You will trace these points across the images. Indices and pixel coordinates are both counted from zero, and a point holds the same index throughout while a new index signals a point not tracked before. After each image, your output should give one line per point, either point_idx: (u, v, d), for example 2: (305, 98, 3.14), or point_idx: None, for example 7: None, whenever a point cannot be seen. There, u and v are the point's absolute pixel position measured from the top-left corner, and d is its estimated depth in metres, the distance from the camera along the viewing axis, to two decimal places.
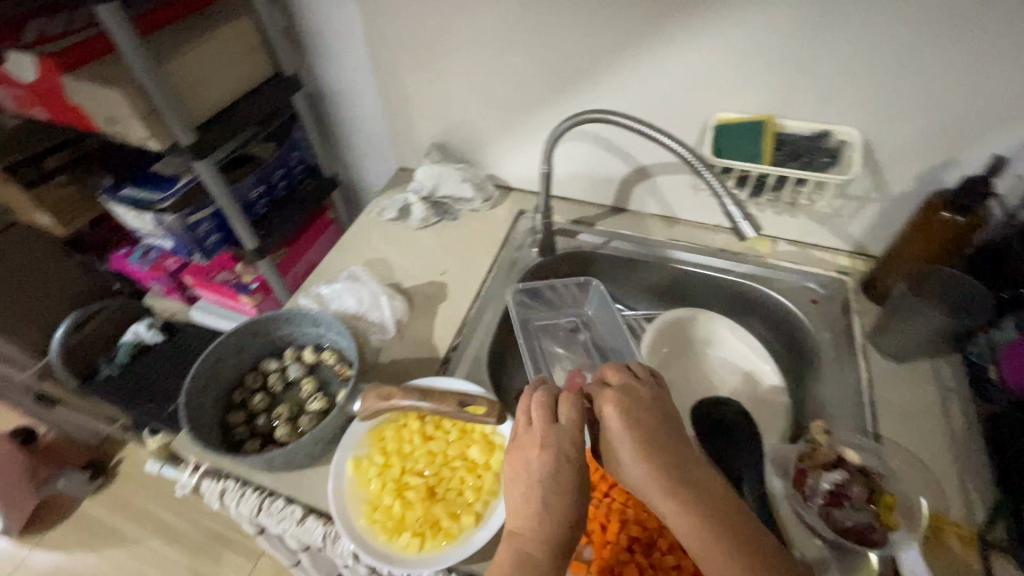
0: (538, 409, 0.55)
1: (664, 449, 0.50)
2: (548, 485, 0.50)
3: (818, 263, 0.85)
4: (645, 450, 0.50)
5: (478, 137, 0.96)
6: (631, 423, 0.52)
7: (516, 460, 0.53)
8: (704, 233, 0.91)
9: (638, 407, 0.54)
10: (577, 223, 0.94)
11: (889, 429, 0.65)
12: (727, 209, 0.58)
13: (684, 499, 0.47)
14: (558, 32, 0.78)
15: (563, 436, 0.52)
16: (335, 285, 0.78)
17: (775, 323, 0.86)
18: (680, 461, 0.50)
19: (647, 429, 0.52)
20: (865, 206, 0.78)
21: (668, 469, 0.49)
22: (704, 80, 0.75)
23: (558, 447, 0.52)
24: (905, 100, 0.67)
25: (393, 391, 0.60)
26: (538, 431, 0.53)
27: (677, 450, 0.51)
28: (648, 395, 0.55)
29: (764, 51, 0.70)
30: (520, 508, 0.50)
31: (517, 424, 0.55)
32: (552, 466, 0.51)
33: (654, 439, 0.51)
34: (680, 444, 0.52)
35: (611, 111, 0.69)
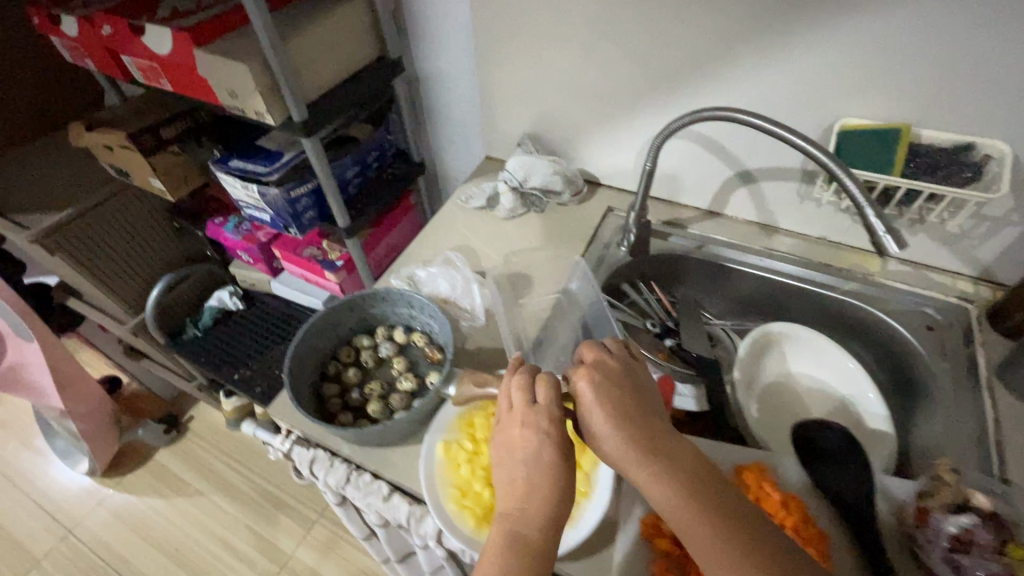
0: (516, 388, 0.52)
1: (640, 425, 0.48)
2: (533, 467, 0.48)
3: (935, 287, 0.78)
4: (620, 425, 0.47)
5: (572, 131, 0.94)
6: (605, 398, 0.49)
7: (499, 441, 0.51)
8: (806, 245, 0.86)
9: (612, 382, 0.50)
10: (667, 225, 0.92)
11: (1020, 476, 0.59)
12: (868, 220, 0.52)
13: (661, 476, 0.44)
14: (677, 23, 0.74)
15: (540, 417, 0.50)
16: (427, 269, 0.78)
17: (880, 346, 0.80)
18: (658, 437, 0.47)
19: (622, 403, 0.49)
20: (1002, 228, 0.71)
21: (643, 445, 0.46)
22: (833, 80, 0.70)
23: (539, 430, 0.49)
24: None
25: (488, 377, 0.60)
26: (518, 412, 0.50)
27: (651, 425, 0.48)
28: (622, 369, 0.52)
29: (910, 52, 0.64)
30: (507, 492, 0.48)
31: (498, 406, 0.52)
32: (534, 447, 0.48)
33: (627, 414, 0.48)
34: (654, 420, 0.49)
35: (739, 109, 0.62)
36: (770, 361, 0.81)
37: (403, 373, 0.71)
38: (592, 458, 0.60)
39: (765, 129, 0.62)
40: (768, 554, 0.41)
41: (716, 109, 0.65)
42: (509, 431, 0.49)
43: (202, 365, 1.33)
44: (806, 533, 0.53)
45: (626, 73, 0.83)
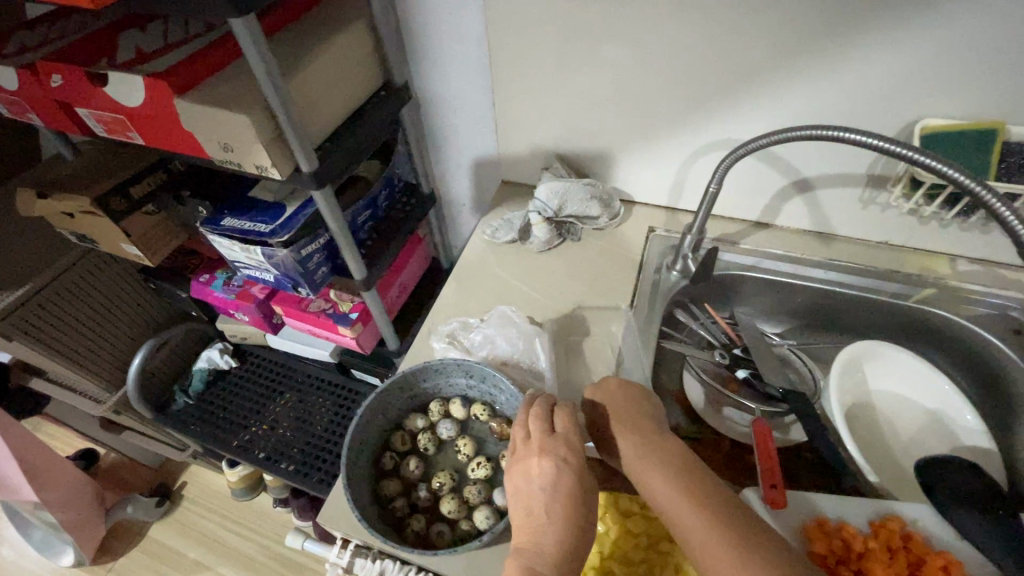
0: (534, 417, 0.55)
1: (649, 439, 0.52)
2: (550, 495, 0.48)
3: (1011, 285, 0.75)
4: (627, 436, 0.53)
5: (604, 148, 0.85)
6: (613, 416, 0.55)
7: (517, 470, 0.52)
8: (867, 251, 0.81)
9: (619, 400, 0.57)
10: (718, 242, 0.84)
11: None
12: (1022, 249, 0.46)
13: (667, 481, 0.48)
14: (737, 26, 0.66)
15: (558, 442, 0.52)
16: (481, 330, 0.68)
17: (960, 353, 0.76)
18: (663, 446, 0.51)
19: (629, 419, 0.54)
20: None
21: (648, 452, 0.51)
22: (917, 79, 0.63)
23: (557, 456, 0.50)
24: None
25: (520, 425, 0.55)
26: (535, 439, 0.53)
27: (658, 437, 0.52)
28: (629, 392, 0.58)
29: (1003, 46, 0.59)
30: (525, 521, 0.48)
31: (514, 435, 0.54)
32: (552, 474, 0.49)
33: (632, 427, 0.54)
34: (661, 432, 0.53)
35: (846, 125, 0.55)
36: (854, 383, 0.74)
37: (472, 457, 0.63)
38: None
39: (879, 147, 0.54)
40: (772, 550, 0.42)
41: (809, 127, 0.58)
42: (527, 457, 0.51)
43: (197, 437, 1.19)
44: None
45: (672, 84, 0.74)
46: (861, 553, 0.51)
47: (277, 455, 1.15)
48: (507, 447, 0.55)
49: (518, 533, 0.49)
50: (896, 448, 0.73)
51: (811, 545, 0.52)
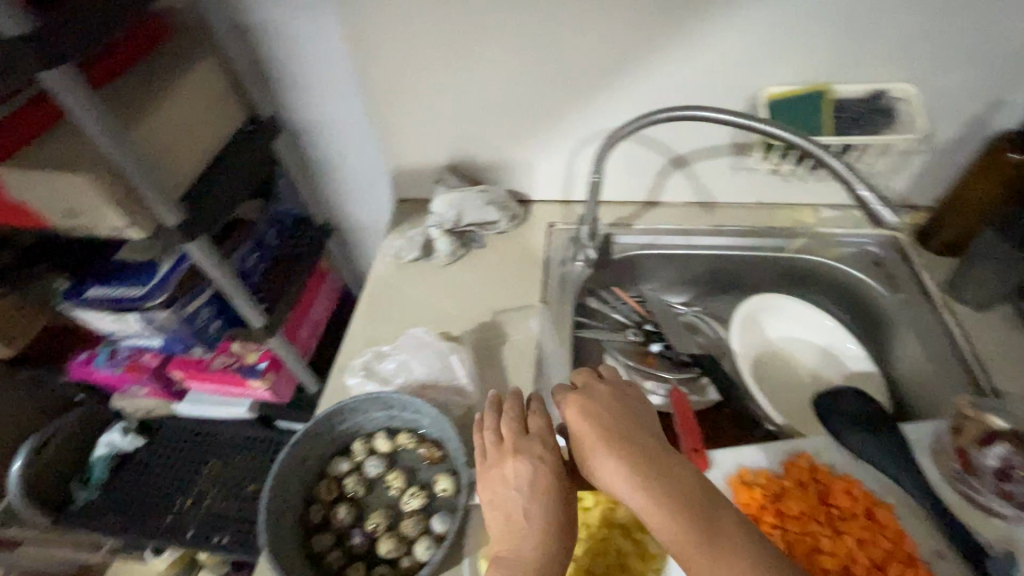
0: (506, 419, 0.54)
1: (632, 441, 0.48)
2: (526, 494, 0.48)
3: (866, 224, 0.84)
4: (612, 445, 0.48)
5: (493, 153, 0.85)
6: (595, 423, 0.50)
7: (491, 476, 0.51)
8: (745, 214, 0.87)
9: (600, 405, 0.52)
10: (615, 227, 0.88)
11: (1003, 382, 0.65)
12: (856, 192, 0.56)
13: (654, 492, 0.44)
14: (594, 20, 0.68)
15: (533, 442, 0.51)
16: (395, 357, 0.66)
17: (838, 292, 0.84)
18: (653, 457, 0.47)
19: (613, 426, 0.50)
20: (912, 159, 0.76)
21: (639, 466, 0.46)
22: (758, 51, 0.69)
23: (532, 456, 0.50)
24: (953, 50, 0.66)
25: (494, 430, 0.54)
26: (509, 441, 0.52)
27: (645, 445, 0.48)
28: (610, 395, 0.54)
29: (816, 17, 0.65)
30: (502, 529, 0.47)
31: (487, 440, 0.53)
32: (528, 474, 0.49)
33: (615, 436, 0.49)
34: (648, 439, 0.49)
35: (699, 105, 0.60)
36: (754, 335, 0.80)
37: (405, 490, 0.61)
38: None
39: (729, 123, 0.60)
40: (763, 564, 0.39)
41: (682, 107, 0.62)
42: (501, 461, 0.50)
43: (109, 533, 1.06)
44: (880, 516, 0.53)
45: (546, 80, 0.75)
46: (778, 494, 0.55)
47: (208, 530, 1.06)
48: (477, 456, 0.53)
49: (497, 543, 0.47)
50: (800, 387, 0.79)
51: (738, 498, 0.55)
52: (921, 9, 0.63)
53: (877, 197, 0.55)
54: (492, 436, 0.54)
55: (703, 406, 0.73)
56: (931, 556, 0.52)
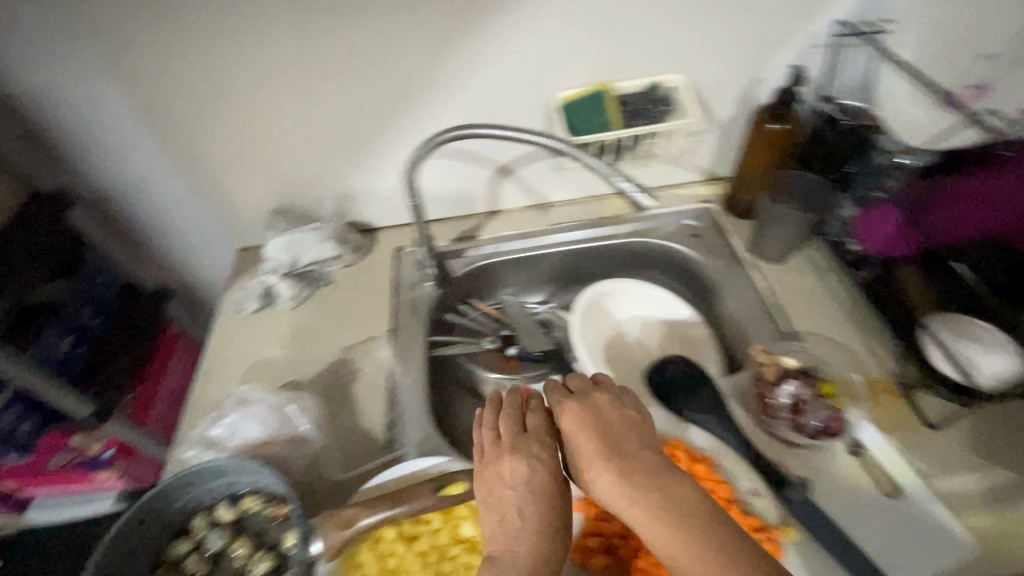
0: (502, 420, 0.56)
1: (631, 454, 0.49)
2: (523, 492, 0.49)
3: (683, 201, 0.91)
4: (611, 457, 0.49)
5: (321, 188, 0.84)
6: (591, 431, 0.52)
7: (487, 475, 0.52)
8: (578, 209, 0.93)
9: (599, 416, 0.53)
10: (460, 242, 0.89)
11: (800, 324, 0.74)
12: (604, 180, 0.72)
13: (654, 506, 0.44)
14: (380, 45, 0.69)
15: (530, 442, 0.53)
16: (222, 421, 0.63)
17: (669, 268, 0.91)
18: (657, 471, 0.47)
19: (611, 437, 0.51)
20: (703, 138, 0.85)
21: (637, 479, 0.47)
22: (541, 59, 0.73)
23: (530, 457, 0.52)
24: (705, 40, 0.73)
25: (485, 431, 0.55)
26: (506, 440, 0.53)
27: (647, 459, 0.49)
28: (607, 404, 0.55)
29: (581, 25, 0.70)
30: (496, 530, 0.48)
31: (484, 438, 0.54)
32: (524, 472, 0.50)
33: (616, 448, 0.50)
34: (649, 453, 0.50)
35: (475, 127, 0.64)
36: (603, 321, 0.84)
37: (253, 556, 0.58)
38: None
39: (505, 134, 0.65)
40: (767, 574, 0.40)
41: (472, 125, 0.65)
42: (498, 459, 0.51)
43: None
44: (699, 470, 0.58)
45: (351, 111, 0.75)
46: None
47: None
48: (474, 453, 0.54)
49: (490, 541, 0.48)
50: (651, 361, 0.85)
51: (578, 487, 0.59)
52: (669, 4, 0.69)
53: (633, 184, 0.74)
54: (489, 435, 0.56)
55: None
56: (749, 496, 0.58)
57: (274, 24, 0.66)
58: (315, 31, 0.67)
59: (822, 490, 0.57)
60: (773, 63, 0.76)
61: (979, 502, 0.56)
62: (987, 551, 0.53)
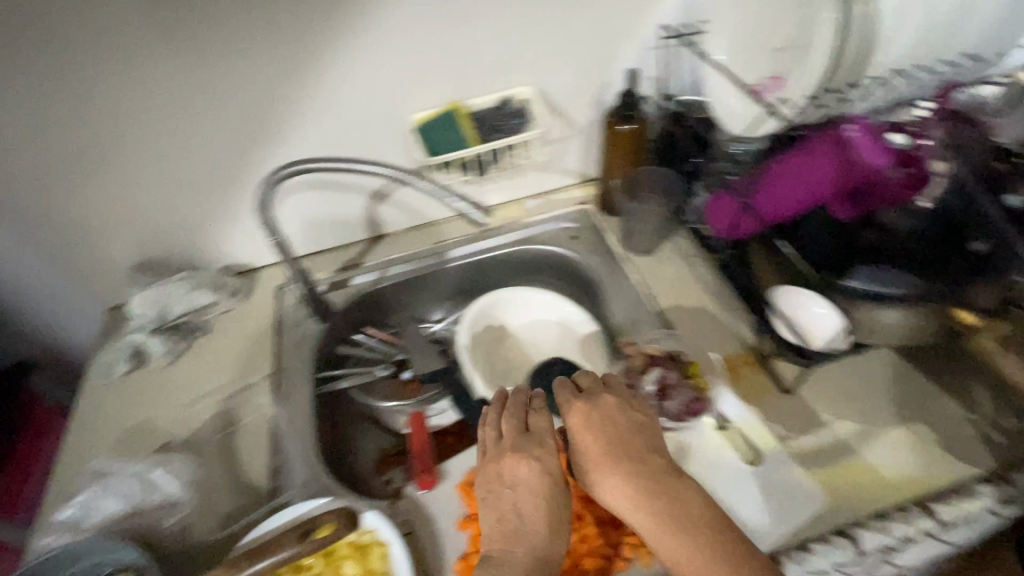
0: (505, 419, 0.57)
1: (639, 462, 0.52)
2: (524, 495, 0.51)
3: (562, 204, 0.94)
4: (619, 464, 0.51)
5: (185, 236, 0.80)
6: (599, 436, 0.53)
7: (488, 474, 0.53)
8: (461, 224, 0.94)
9: (607, 419, 0.54)
10: (345, 271, 0.88)
11: (672, 310, 0.77)
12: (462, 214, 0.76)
13: (661, 516, 0.49)
14: (217, 83, 0.67)
15: (532, 442, 0.54)
16: (79, 500, 0.60)
17: (556, 271, 0.93)
18: (663, 480, 0.51)
19: (619, 443, 0.53)
20: (568, 143, 0.88)
21: (646, 487, 0.50)
22: (390, 84, 0.73)
23: (531, 459, 0.53)
24: (546, 52, 0.76)
25: (487, 431, 0.56)
26: (510, 440, 0.54)
27: (652, 465, 0.52)
28: (617, 407, 0.55)
29: (421, 47, 0.71)
30: (496, 530, 0.51)
31: (488, 437, 0.56)
32: (525, 474, 0.52)
33: (621, 455, 0.52)
34: (653, 459, 0.52)
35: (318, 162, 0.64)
36: (492, 332, 0.87)
37: None
38: (381, 554, 0.55)
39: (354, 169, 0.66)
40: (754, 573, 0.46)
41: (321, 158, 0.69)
42: (500, 460, 0.53)
43: None
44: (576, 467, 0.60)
45: (201, 154, 0.73)
46: None
47: None
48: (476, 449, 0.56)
49: (489, 539, 0.51)
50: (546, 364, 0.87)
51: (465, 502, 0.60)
52: (504, 22, 0.71)
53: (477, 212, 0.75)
54: (492, 432, 0.57)
55: (445, 424, 0.78)
56: None
57: (94, 71, 0.63)
58: (141, 75, 0.64)
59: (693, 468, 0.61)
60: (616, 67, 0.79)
61: (828, 455, 0.62)
62: (834, 499, 0.58)
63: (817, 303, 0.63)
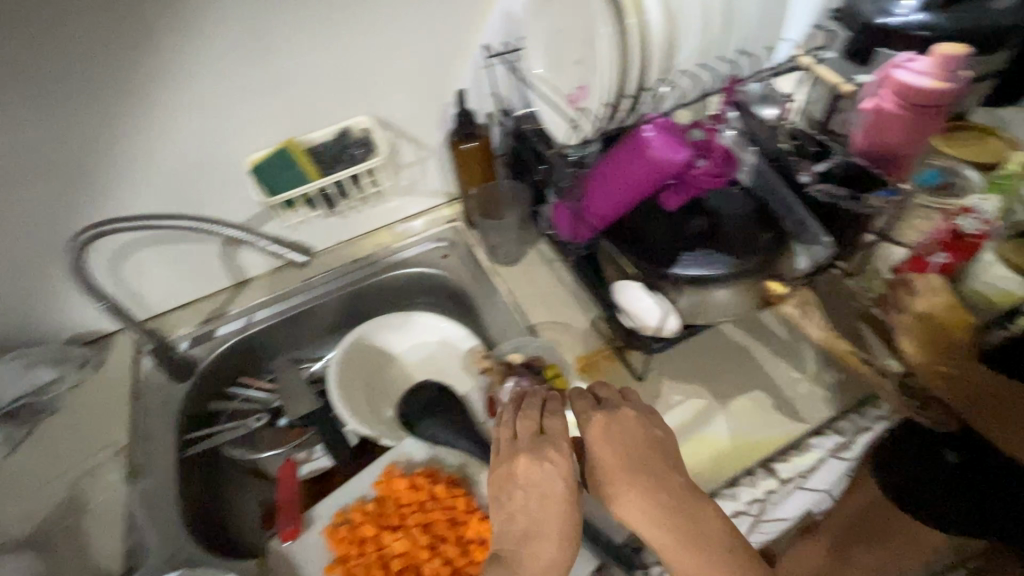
0: (521, 421, 0.57)
1: (658, 481, 0.53)
2: (539, 502, 0.52)
3: (431, 224, 0.94)
4: (638, 483, 0.53)
5: (10, 312, 0.74)
6: (620, 453, 0.55)
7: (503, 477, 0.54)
8: (328, 256, 0.91)
9: (628, 433, 0.56)
10: (208, 322, 0.85)
11: (536, 317, 0.80)
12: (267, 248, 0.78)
13: (678, 535, 0.51)
14: (6, 151, 0.62)
15: (551, 447, 0.54)
16: None
17: (434, 291, 0.94)
18: (681, 497, 0.52)
19: (638, 462, 0.54)
20: (424, 165, 0.88)
21: (665, 506, 0.52)
22: (215, 130, 0.71)
23: (545, 461, 0.53)
24: (376, 82, 0.75)
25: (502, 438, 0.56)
26: (527, 445, 0.55)
27: (672, 481, 0.53)
28: (637, 424, 0.56)
29: (237, 91, 0.69)
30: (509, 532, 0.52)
31: (502, 439, 0.56)
32: (542, 480, 0.53)
33: (640, 470, 0.54)
34: (672, 476, 0.54)
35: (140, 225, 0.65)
36: (369, 363, 0.86)
37: None
38: None
39: (199, 226, 0.73)
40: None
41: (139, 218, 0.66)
42: (516, 464, 0.53)
43: None
44: (438, 489, 0.60)
45: (10, 225, 0.67)
46: (361, 521, 0.60)
47: None
48: (490, 448, 0.56)
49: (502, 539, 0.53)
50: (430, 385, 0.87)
51: (332, 544, 0.59)
52: (323, 54, 0.70)
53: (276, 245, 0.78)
54: (507, 432, 0.57)
55: (317, 472, 0.76)
56: None
57: None
58: None
59: None
60: (454, 88, 0.80)
61: (677, 435, 0.66)
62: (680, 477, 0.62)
63: (646, 296, 0.65)
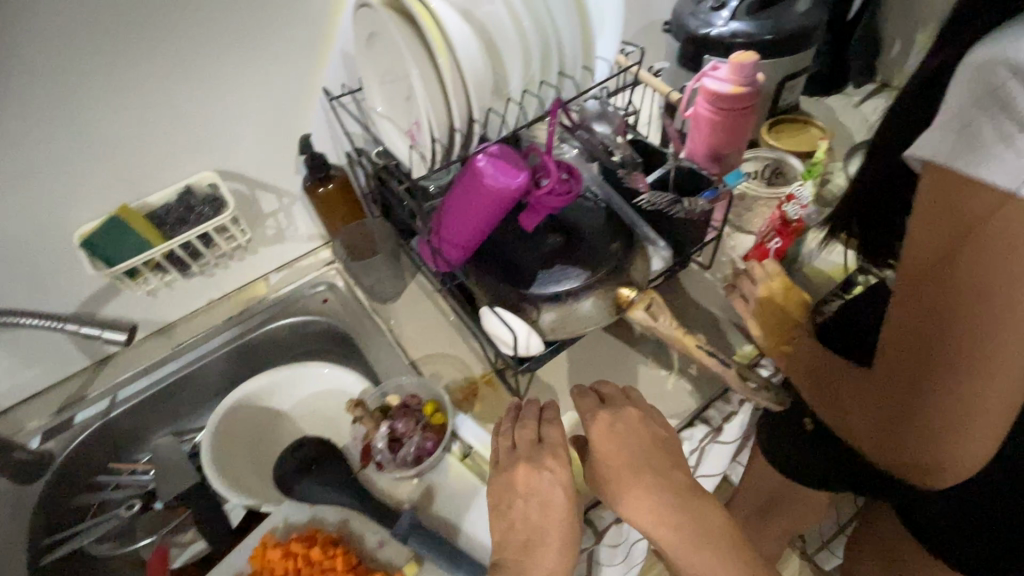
0: (518, 429, 0.58)
1: (661, 479, 0.55)
2: (537, 508, 0.53)
3: (308, 269, 0.92)
4: (643, 482, 0.54)
5: None
6: (622, 453, 0.56)
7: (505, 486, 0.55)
8: (200, 317, 0.87)
9: (631, 431, 0.57)
10: (64, 410, 0.78)
11: (418, 351, 0.79)
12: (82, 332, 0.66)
13: (685, 527, 0.52)
14: None
15: (556, 450, 0.55)
16: None
17: (320, 337, 0.91)
18: (682, 491, 0.54)
19: (641, 460, 0.56)
20: (289, 212, 0.86)
21: (673, 500, 0.54)
22: (32, 207, 0.66)
23: (543, 469, 0.54)
24: (215, 135, 0.72)
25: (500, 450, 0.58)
26: (529, 451, 0.56)
27: (672, 478, 0.55)
28: (637, 422, 0.58)
29: (52, 164, 0.64)
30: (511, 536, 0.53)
31: (502, 448, 0.57)
32: (543, 485, 0.54)
33: (642, 466, 0.55)
34: (672, 473, 0.56)
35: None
36: (252, 424, 0.81)
37: None
38: None
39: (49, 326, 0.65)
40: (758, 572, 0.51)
41: None
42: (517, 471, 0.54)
43: None
44: (313, 553, 0.58)
45: None
46: None
47: None
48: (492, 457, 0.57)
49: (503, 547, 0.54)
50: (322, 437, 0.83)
51: None
52: (143, 116, 0.66)
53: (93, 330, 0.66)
54: (506, 440, 0.58)
55: (195, 557, 0.74)
56: (376, 548, 0.61)
57: None
58: None
59: (436, 508, 0.63)
60: (303, 132, 0.78)
61: None
62: None
63: (510, 322, 0.64)
